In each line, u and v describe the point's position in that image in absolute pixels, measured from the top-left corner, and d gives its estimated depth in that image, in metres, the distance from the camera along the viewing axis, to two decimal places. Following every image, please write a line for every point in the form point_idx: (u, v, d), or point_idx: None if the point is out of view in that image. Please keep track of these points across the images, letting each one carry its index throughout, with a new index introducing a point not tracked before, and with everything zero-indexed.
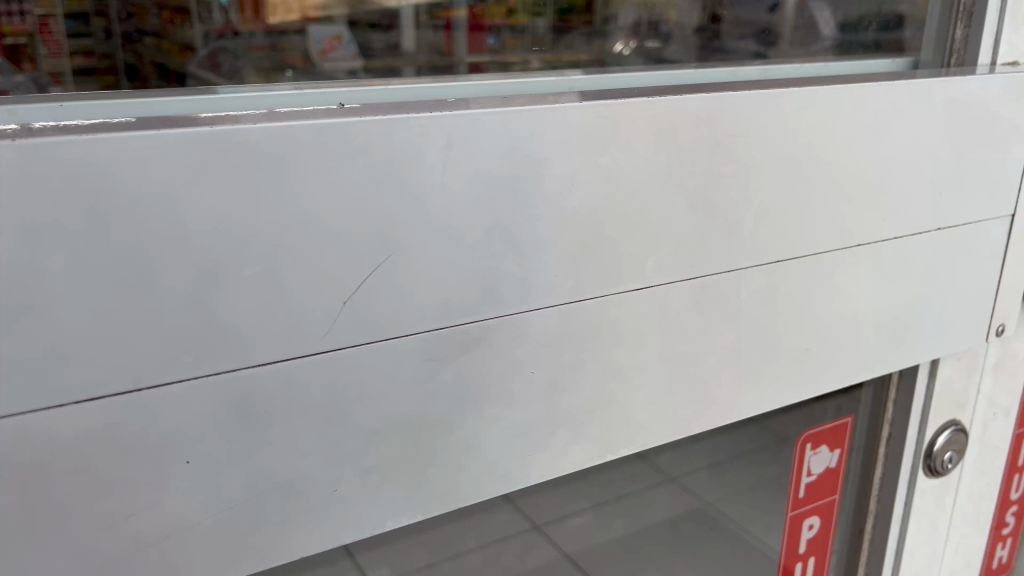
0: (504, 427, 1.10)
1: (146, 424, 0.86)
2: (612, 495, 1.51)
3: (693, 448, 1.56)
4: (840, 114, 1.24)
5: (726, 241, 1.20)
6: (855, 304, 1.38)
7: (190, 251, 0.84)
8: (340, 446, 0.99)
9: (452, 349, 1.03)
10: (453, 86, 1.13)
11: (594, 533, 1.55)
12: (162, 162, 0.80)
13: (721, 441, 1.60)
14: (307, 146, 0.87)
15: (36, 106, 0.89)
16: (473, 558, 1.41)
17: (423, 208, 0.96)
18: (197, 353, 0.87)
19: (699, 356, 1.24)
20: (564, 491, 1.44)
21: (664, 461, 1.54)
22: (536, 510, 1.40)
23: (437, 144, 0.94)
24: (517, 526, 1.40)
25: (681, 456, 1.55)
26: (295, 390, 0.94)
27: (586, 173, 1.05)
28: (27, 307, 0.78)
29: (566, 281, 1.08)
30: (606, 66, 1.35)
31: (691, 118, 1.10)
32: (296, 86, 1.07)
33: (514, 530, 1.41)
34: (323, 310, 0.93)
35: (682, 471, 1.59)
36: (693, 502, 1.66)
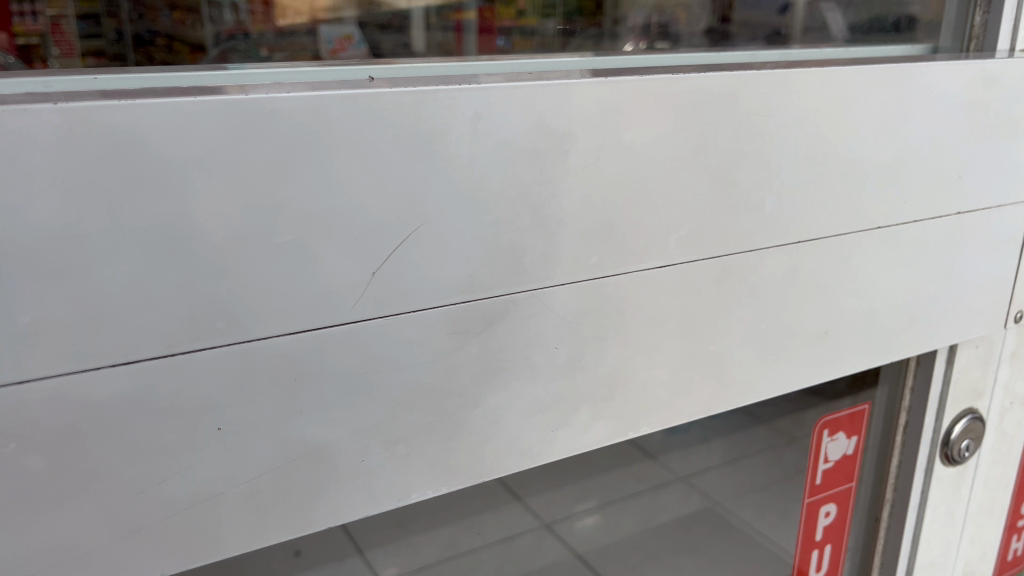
0: (527, 402, 1.11)
1: (178, 389, 0.88)
2: (619, 495, 1.58)
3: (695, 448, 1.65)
4: (863, 96, 1.24)
5: (748, 222, 1.21)
6: (874, 288, 1.38)
7: (224, 218, 0.85)
8: (366, 416, 1.00)
9: (477, 323, 1.04)
10: (475, 64, 1.14)
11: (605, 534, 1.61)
12: (198, 129, 0.81)
13: None
14: (338, 115, 0.88)
15: (71, 79, 0.90)
16: (483, 557, 1.45)
17: (450, 181, 0.96)
18: (229, 320, 0.88)
19: (720, 336, 1.25)
20: (570, 491, 1.52)
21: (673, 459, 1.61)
22: (545, 508, 1.48)
23: (464, 117, 0.95)
24: (524, 523, 1.47)
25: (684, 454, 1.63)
26: (323, 359, 0.95)
27: (611, 149, 1.06)
28: (65, 270, 0.79)
29: (589, 257, 1.09)
30: (628, 49, 1.36)
31: (714, 97, 1.11)
32: (320, 63, 1.09)
33: (521, 527, 1.47)
34: (351, 279, 0.94)
35: (691, 470, 1.65)
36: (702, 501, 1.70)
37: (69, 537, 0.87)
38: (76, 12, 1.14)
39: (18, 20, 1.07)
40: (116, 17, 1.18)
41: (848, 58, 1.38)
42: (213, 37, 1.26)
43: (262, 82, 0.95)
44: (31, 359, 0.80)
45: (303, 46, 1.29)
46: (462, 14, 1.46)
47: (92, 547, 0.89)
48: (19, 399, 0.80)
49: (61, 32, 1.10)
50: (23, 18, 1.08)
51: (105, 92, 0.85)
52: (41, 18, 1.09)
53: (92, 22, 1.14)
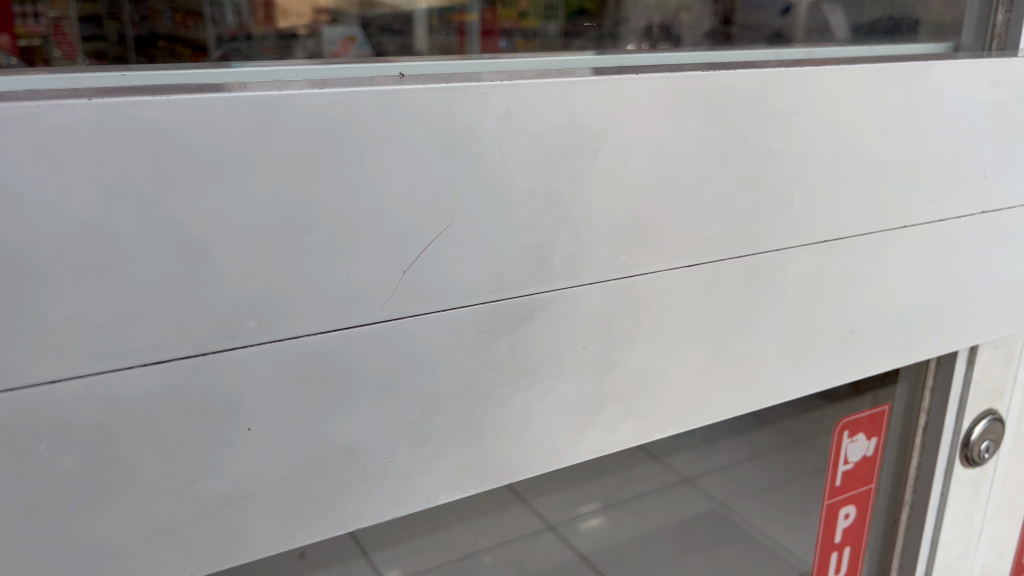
0: (555, 402, 1.10)
1: (210, 388, 0.87)
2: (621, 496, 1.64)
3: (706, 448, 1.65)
4: (889, 94, 1.23)
5: (775, 220, 1.20)
6: (900, 286, 1.37)
7: (257, 215, 0.84)
8: (395, 416, 0.99)
9: (506, 322, 1.03)
10: (501, 61, 1.12)
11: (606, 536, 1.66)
12: (232, 125, 0.80)
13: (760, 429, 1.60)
14: (371, 111, 0.87)
15: (99, 75, 0.87)
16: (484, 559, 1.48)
17: (482, 178, 0.95)
18: (260, 318, 0.87)
19: (746, 336, 1.24)
20: (570, 494, 1.54)
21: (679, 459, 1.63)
22: (549, 510, 1.50)
23: (496, 113, 0.94)
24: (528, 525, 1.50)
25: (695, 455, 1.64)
26: (353, 359, 0.94)
27: (641, 147, 1.05)
28: (99, 267, 0.78)
29: (618, 256, 1.08)
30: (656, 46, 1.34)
31: (744, 94, 1.10)
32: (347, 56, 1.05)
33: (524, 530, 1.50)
34: (382, 278, 0.93)
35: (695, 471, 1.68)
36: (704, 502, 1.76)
37: (100, 538, 0.86)
38: (79, 12, 0.95)
39: (19, 20, 0.92)
40: (119, 18, 0.96)
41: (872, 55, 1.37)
42: (215, 40, 1.00)
43: (292, 78, 0.93)
44: (63, 357, 0.79)
45: (306, 47, 1.05)
46: (465, 17, 1.20)
47: (123, 548, 0.88)
48: (52, 399, 0.80)
49: (63, 32, 0.93)
50: (20, 17, 0.92)
51: (138, 86, 0.83)
52: (47, 16, 0.94)
53: (94, 24, 0.95)
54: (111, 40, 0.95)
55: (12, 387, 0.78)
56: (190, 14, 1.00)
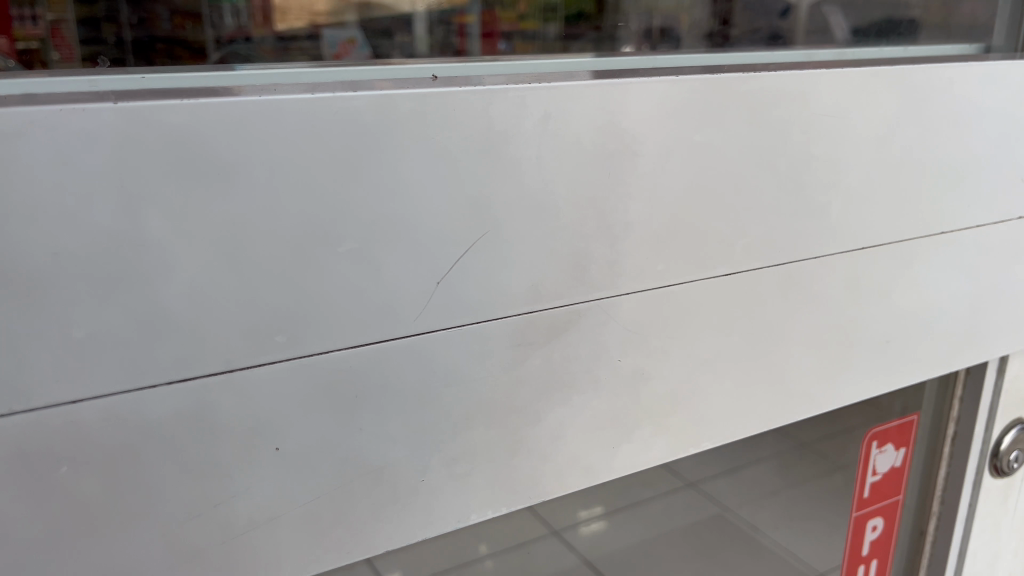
0: (589, 417, 1.06)
1: (237, 405, 0.83)
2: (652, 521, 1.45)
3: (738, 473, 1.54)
4: (929, 96, 1.20)
5: (813, 227, 1.16)
6: (936, 294, 1.33)
7: (288, 224, 0.80)
8: (427, 433, 0.95)
9: (540, 334, 0.99)
10: (532, 63, 1.06)
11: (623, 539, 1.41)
12: (264, 130, 0.76)
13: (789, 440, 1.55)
14: (406, 115, 0.83)
15: (117, 77, 0.81)
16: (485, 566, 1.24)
17: (518, 184, 0.91)
18: (290, 332, 0.83)
19: (782, 346, 1.20)
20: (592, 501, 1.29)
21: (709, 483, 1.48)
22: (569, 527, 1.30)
23: (534, 117, 0.90)
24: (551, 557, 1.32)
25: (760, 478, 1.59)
26: (385, 374, 0.90)
27: (680, 151, 1.01)
28: (123, 280, 0.74)
29: (655, 264, 1.04)
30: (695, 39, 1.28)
31: (784, 96, 1.06)
32: (374, 58, 0.99)
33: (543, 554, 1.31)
34: (416, 289, 0.89)
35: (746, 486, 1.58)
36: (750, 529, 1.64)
37: (121, 564, 0.82)
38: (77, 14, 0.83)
39: (16, 23, 0.80)
40: (117, 21, 0.85)
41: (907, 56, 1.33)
42: (214, 42, 0.89)
43: (321, 79, 0.89)
44: (85, 374, 0.75)
45: (306, 49, 0.94)
46: (465, 18, 1.06)
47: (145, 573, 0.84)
48: (73, 418, 0.76)
49: (62, 36, 0.83)
50: (15, 21, 0.80)
51: (162, 89, 0.79)
52: (44, 16, 0.82)
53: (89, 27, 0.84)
54: (109, 44, 0.85)
55: (32, 406, 0.74)
56: (189, 16, 0.87)
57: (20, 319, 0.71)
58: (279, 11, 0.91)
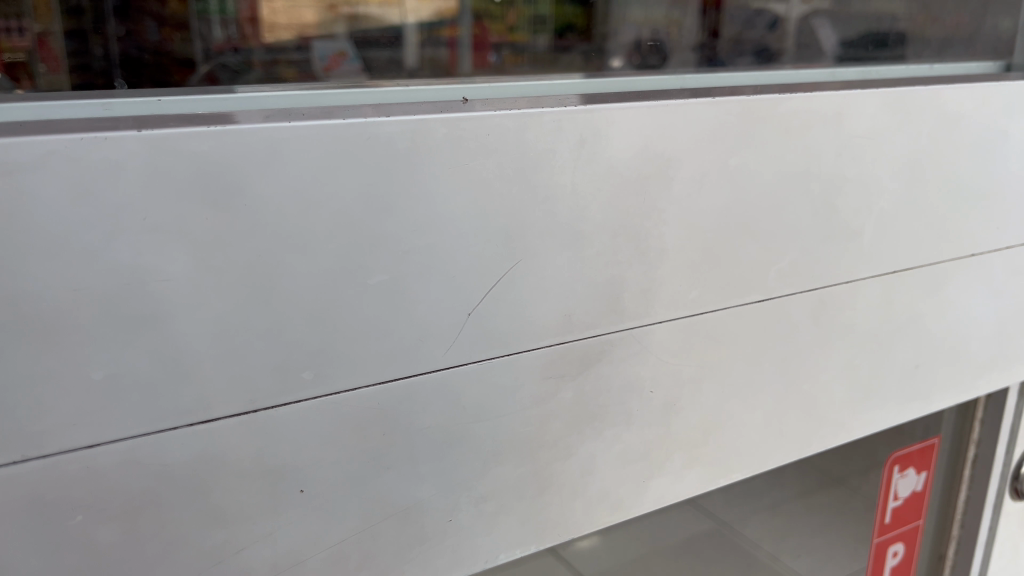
0: (620, 451, 1.02)
1: (262, 447, 0.79)
2: (656, 538, 1.26)
3: (772, 505, 1.43)
4: (962, 116, 1.17)
5: (846, 251, 1.12)
6: (964, 317, 1.30)
7: (317, 257, 0.76)
8: (457, 471, 0.90)
9: (573, 366, 0.95)
10: (556, 81, 1.01)
11: (621, 556, 1.22)
12: (294, 159, 0.73)
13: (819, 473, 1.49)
14: (440, 140, 0.79)
15: (131, 100, 0.76)
16: None
17: (553, 210, 0.88)
18: (318, 369, 0.79)
19: (814, 373, 1.16)
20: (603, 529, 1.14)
21: (734, 512, 1.36)
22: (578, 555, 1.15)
23: (570, 141, 0.87)
24: None
25: (791, 511, 1.47)
26: (416, 411, 0.86)
27: (716, 175, 0.97)
28: (145, 318, 0.70)
29: (689, 291, 1.00)
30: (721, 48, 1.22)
31: (819, 118, 1.03)
32: (394, 78, 0.93)
33: None
34: (448, 322, 0.85)
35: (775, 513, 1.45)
36: (772, 549, 1.48)
37: None
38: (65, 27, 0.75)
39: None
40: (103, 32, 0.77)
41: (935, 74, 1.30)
42: (203, 55, 0.82)
43: (346, 101, 0.84)
44: (104, 417, 0.71)
45: (294, 62, 0.87)
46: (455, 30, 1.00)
47: None
48: (90, 465, 0.71)
49: (51, 48, 0.75)
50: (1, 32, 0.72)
51: (182, 114, 0.75)
52: (31, 28, 0.74)
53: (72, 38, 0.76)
54: (96, 57, 0.77)
55: (46, 454, 0.70)
56: (177, 28, 0.80)
57: (35, 360, 0.67)
58: (267, 22, 0.85)
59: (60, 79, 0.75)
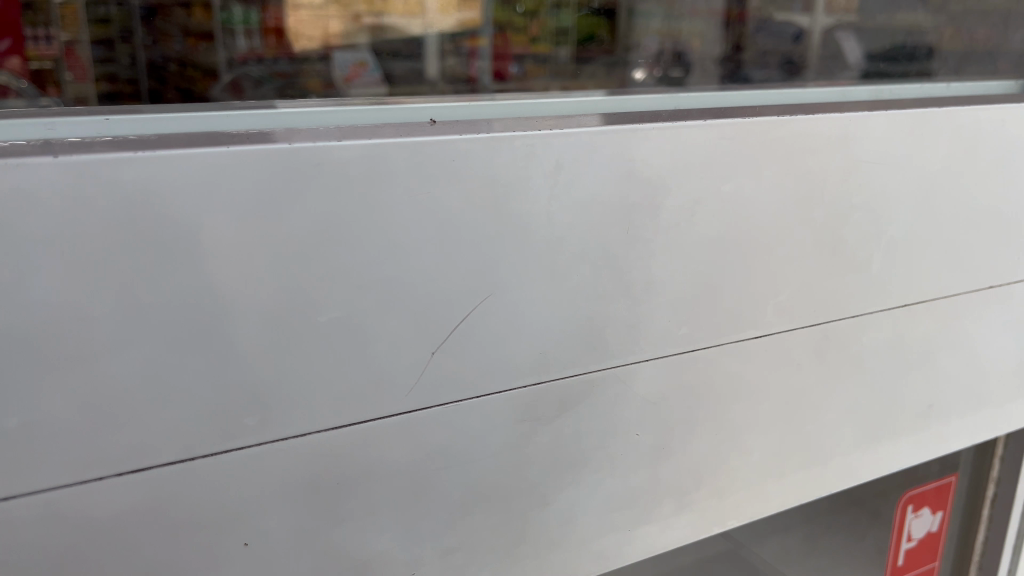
0: (603, 498, 0.95)
1: (201, 498, 0.73)
2: None
3: (782, 549, 1.34)
4: (980, 139, 1.09)
5: (852, 285, 1.05)
6: (981, 353, 1.22)
7: (259, 292, 0.70)
8: (421, 522, 0.84)
9: (550, 408, 0.88)
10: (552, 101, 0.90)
11: None
12: (235, 187, 0.67)
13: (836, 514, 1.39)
14: (399, 167, 0.73)
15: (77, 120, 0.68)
16: None
17: (527, 240, 0.81)
18: (264, 414, 0.73)
19: (817, 414, 1.09)
20: None
21: (739, 557, 1.28)
22: None
23: (546, 167, 0.80)
24: None
25: (803, 555, 1.38)
26: (374, 457, 0.79)
27: (707, 203, 0.90)
28: (67, 361, 0.65)
29: (679, 327, 0.93)
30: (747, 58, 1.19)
31: (823, 141, 0.96)
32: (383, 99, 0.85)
33: None
34: (409, 362, 0.78)
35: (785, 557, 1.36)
36: None
37: None
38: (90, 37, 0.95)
39: (31, 44, 0.88)
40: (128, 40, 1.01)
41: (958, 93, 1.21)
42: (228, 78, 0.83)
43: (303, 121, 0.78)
44: (22, 467, 0.66)
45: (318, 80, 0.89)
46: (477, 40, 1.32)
47: None
48: (5, 518, 0.66)
49: (76, 55, 0.90)
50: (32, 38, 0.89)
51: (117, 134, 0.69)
52: (58, 37, 0.92)
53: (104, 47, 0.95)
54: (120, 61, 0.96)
55: None
56: None
57: None
58: None
59: (80, 83, 0.87)
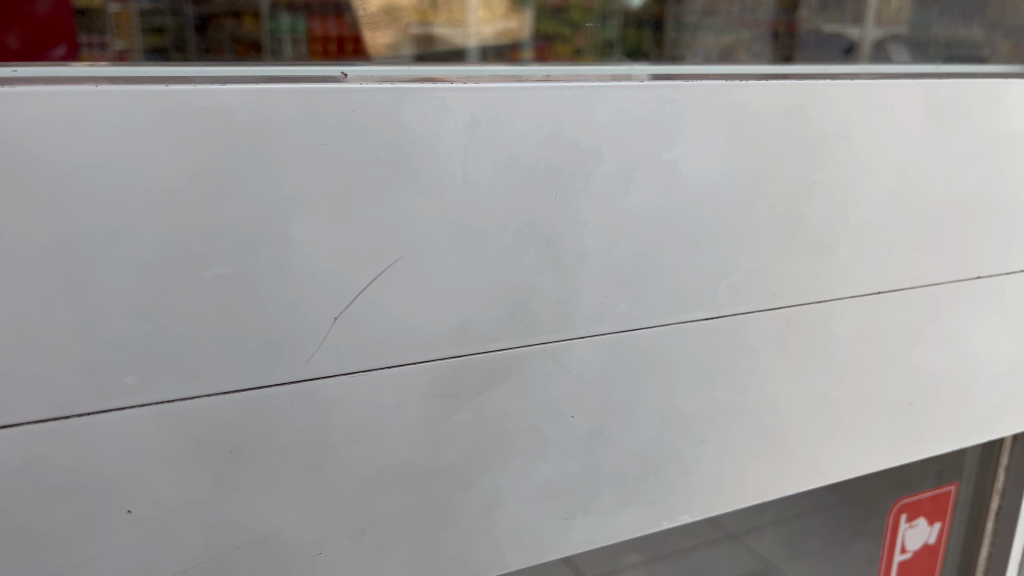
0: (533, 484, 0.89)
1: (76, 460, 0.69)
2: None
3: (763, 559, 1.26)
4: (962, 115, 1.01)
5: (816, 267, 0.98)
6: (967, 349, 1.14)
7: (135, 244, 0.66)
8: (325, 498, 0.80)
9: (472, 384, 0.83)
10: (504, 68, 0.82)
11: None
12: (104, 130, 0.64)
13: (822, 525, 1.30)
14: (290, 115, 0.69)
15: None
16: None
17: (438, 203, 0.76)
18: (143, 373, 0.69)
19: (779, 405, 1.02)
20: None
21: (713, 565, 1.20)
22: None
23: (458, 124, 0.75)
24: None
25: (785, 565, 1.30)
26: (271, 426, 0.75)
27: (646, 170, 0.85)
28: None
29: (616, 303, 0.88)
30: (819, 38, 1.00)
31: (778, 111, 0.90)
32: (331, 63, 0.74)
33: None
34: (307, 327, 0.74)
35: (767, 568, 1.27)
36: None
37: None
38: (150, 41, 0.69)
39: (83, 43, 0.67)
40: None
41: (970, 69, 1.08)
42: None
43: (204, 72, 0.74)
44: None
45: None
46: None
47: None
48: None
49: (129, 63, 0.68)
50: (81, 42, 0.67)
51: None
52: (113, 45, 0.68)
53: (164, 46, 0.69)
54: None
55: None
56: None
57: None
58: None
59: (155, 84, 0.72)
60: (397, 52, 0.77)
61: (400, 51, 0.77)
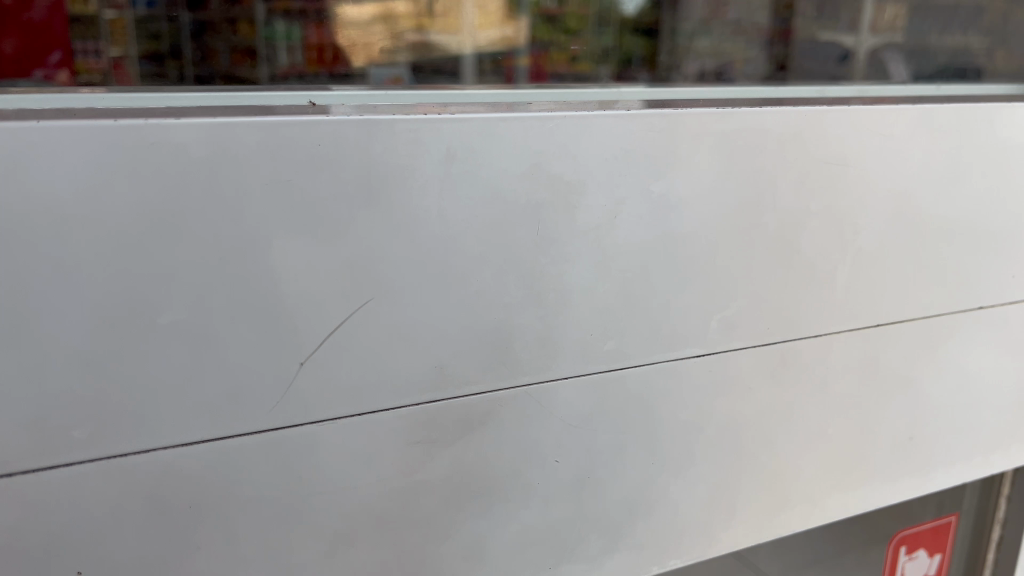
0: (514, 531, 0.85)
1: (21, 519, 0.65)
2: None
3: None
4: (964, 140, 0.97)
5: (811, 300, 0.94)
6: (969, 381, 1.10)
7: (83, 289, 0.62)
8: (292, 553, 0.75)
9: (449, 429, 0.78)
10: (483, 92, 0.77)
11: None
12: (47, 167, 0.59)
13: (819, 560, 1.25)
14: (252, 151, 0.64)
15: None
16: None
17: (412, 240, 0.72)
18: (94, 425, 0.65)
19: (773, 443, 0.97)
20: None
21: None
22: None
23: (434, 157, 0.71)
24: None
25: None
26: (233, 479, 0.71)
27: (633, 202, 0.80)
28: None
29: (602, 341, 0.83)
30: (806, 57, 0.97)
31: (772, 139, 0.86)
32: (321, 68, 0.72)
33: None
34: (271, 374, 0.69)
35: None
36: None
37: None
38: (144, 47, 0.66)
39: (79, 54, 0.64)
40: None
41: (971, 91, 1.04)
42: None
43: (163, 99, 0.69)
44: None
45: None
46: None
47: None
48: None
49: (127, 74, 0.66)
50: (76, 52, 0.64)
51: None
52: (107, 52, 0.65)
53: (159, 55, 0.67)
54: None
55: None
56: None
57: None
58: None
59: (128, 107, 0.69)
60: (394, 61, 0.74)
61: (396, 58, 0.75)
